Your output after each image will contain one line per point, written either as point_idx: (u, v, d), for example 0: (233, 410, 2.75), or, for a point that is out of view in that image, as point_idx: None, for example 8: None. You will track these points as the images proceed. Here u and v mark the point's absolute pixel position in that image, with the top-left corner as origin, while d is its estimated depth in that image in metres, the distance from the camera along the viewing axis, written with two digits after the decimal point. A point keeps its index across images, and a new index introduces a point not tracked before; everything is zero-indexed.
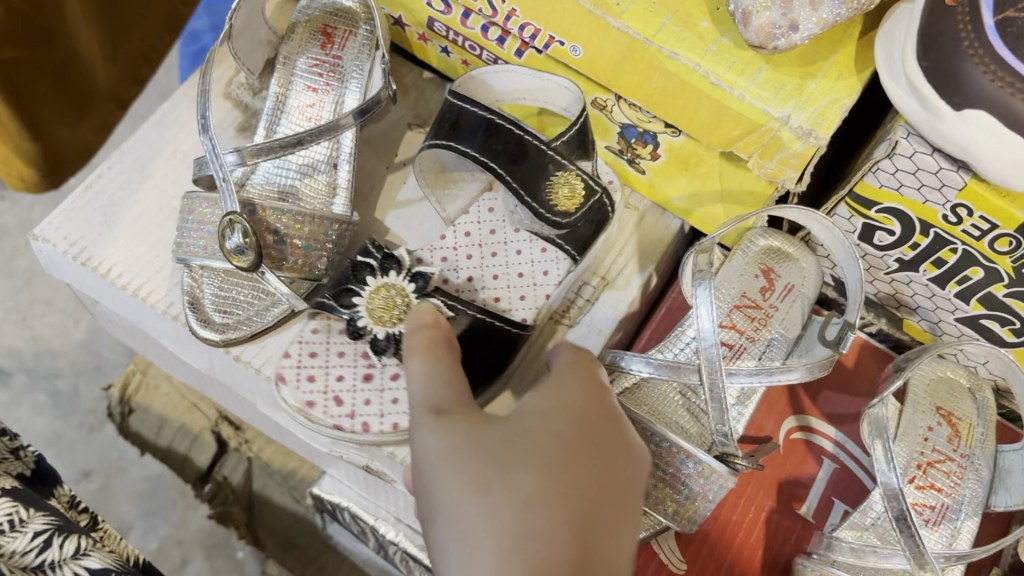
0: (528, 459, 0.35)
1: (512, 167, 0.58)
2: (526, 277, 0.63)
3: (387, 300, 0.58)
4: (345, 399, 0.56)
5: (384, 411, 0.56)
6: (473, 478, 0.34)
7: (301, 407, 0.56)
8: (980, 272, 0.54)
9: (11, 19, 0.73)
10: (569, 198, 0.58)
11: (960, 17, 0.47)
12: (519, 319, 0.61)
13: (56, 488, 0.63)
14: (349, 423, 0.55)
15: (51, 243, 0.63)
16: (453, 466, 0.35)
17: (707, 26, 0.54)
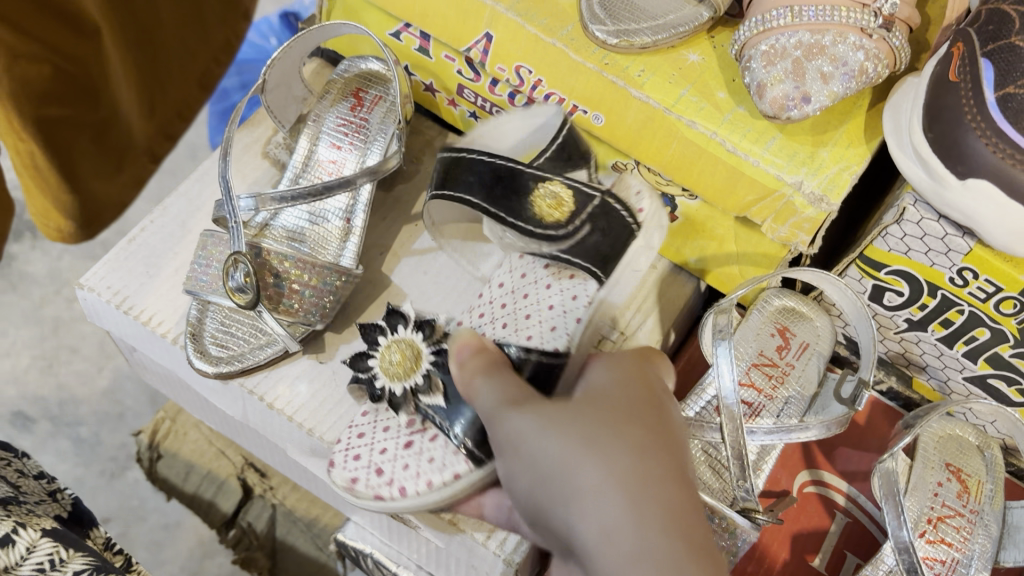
0: (617, 430, 0.39)
1: (498, 192, 0.57)
2: (556, 307, 0.57)
3: (399, 355, 0.57)
4: (386, 468, 0.54)
5: (420, 471, 0.53)
6: (579, 451, 0.38)
7: (346, 486, 0.55)
8: (986, 333, 0.56)
9: (58, 79, 0.75)
10: (556, 207, 0.55)
11: (962, 92, 0.50)
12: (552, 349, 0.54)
13: (92, 530, 0.64)
14: (388, 490, 0.53)
15: (95, 292, 0.66)
16: (557, 450, 0.39)
17: (723, 97, 0.57)
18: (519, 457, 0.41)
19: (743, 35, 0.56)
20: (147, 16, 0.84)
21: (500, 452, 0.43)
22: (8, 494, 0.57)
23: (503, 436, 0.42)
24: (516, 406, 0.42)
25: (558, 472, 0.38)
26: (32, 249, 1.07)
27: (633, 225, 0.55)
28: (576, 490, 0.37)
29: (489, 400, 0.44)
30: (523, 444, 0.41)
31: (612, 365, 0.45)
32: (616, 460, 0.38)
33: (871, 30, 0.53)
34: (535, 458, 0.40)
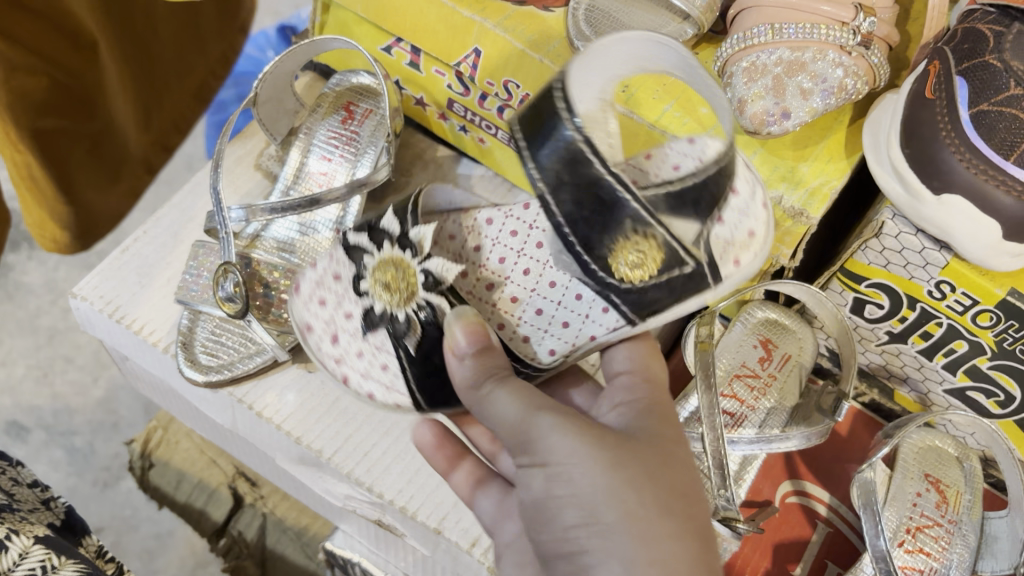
0: (671, 500, 0.39)
1: (580, 197, 0.43)
2: (582, 301, 0.52)
3: (390, 278, 0.52)
4: (342, 339, 0.53)
5: (369, 372, 0.52)
6: (643, 511, 0.38)
7: (299, 327, 0.53)
8: (964, 345, 0.57)
9: (55, 91, 0.76)
10: (640, 269, 0.43)
11: (938, 109, 0.51)
12: (545, 352, 0.53)
13: (84, 538, 0.65)
14: (333, 367, 0.52)
15: (88, 301, 0.67)
16: (617, 504, 0.38)
17: (706, 112, 0.58)
18: (565, 487, 0.39)
19: (725, 53, 0.57)
20: (144, 28, 0.85)
21: (531, 462, 0.40)
22: (1, 501, 0.58)
23: (542, 451, 0.40)
24: (559, 423, 0.40)
25: (618, 526, 0.37)
26: (29, 259, 1.08)
27: (710, 281, 0.44)
28: (635, 555, 0.37)
29: (521, 407, 0.41)
30: (577, 479, 0.39)
31: (646, 411, 0.44)
32: (668, 535, 0.38)
33: (849, 48, 0.54)
34: (591, 499, 0.38)
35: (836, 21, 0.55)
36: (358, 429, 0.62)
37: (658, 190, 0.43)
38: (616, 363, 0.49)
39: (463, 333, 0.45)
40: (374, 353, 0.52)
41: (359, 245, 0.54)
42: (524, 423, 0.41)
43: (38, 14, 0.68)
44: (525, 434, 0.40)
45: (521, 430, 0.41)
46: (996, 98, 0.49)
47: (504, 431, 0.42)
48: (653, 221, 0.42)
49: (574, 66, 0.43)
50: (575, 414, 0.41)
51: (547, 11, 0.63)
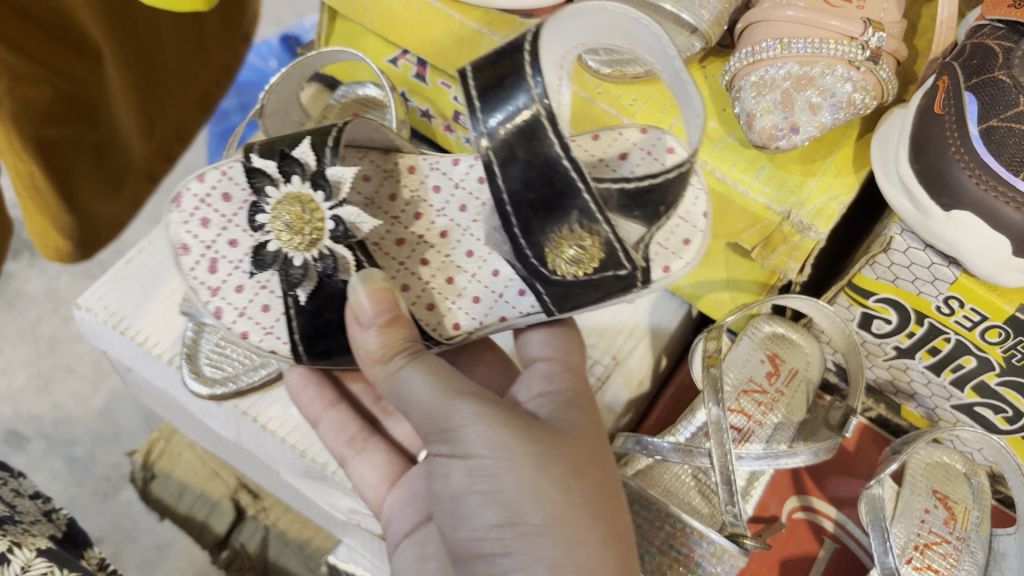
0: (593, 501, 0.41)
1: (528, 184, 0.43)
2: (499, 277, 0.53)
3: (294, 219, 0.50)
4: (221, 267, 0.52)
5: (245, 312, 0.51)
6: (569, 514, 0.39)
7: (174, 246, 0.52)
8: (972, 361, 0.57)
9: (60, 100, 0.76)
10: (576, 266, 0.44)
11: (947, 124, 0.51)
12: (450, 325, 0.53)
13: (87, 550, 0.64)
14: (206, 299, 0.51)
15: (92, 312, 0.67)
16: (543, 504, 0.39)
17: (714, 126, 0.59)
18: (483, 480, 0.40)
19: (733, 67, 0.57)
20: (147, 38, 0.85)
21: (451, 453, 0.42)
22: (3, 513, 0.58)
23: (464, 444, 0.41)
24: (482, 412, 0.41)
25: (543, 527, 0.39)
26: (30, 268, 1.08)
27: (641, 287, 0.45)
28: (559, 555, 0.38)
29: (438, 392, 0.42)
30: (501, 473, 0.40)
31: (566, 404, 0.46)
32: (593, 538, 0.39)
33: (858, 62, 0.54)
34: (513, 497, 0.39)
35: (844, 35, 0.55)
36: None
37: (613, 185, 0.43)
38: (531, 348, 0.53)
39: (370, 300, 0.46)
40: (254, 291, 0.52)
41: (264, 170, 0.50)
42: (444, 409, 0.42)
43: (43, 24, 0.68)
44: (445, 421, 0.42)
45: (439, 413, 0.42)
46: (1005, 113, 0.49)
47: (420, 415, 0.43)
48: (603, 221, 0.42)
49: (550, 30, 0.42)
50: (496, 403, 0.42)
51: None
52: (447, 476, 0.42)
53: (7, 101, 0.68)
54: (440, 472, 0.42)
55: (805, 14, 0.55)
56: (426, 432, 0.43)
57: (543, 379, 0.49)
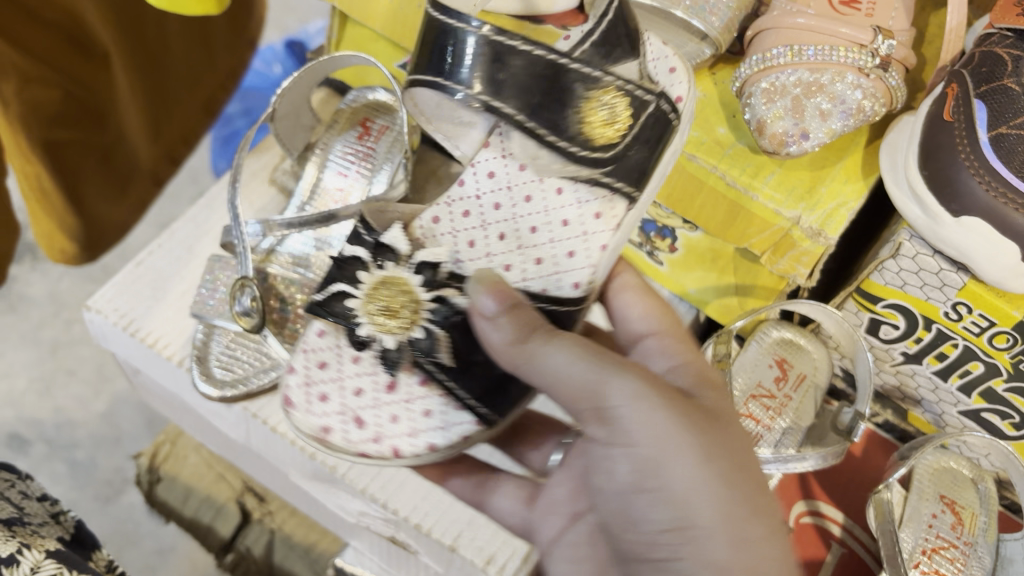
0: (758, 491, 0.37)
1: (521, 87, 0.45)
2: (573, 224, 0.48)
3: (390, 302, 0.47)
4: (367, 419, 0.45)
5: (414, 429, 0.45)
6: (738, 511, 0.36)
7: (315, 433, 0.45)
8: (980, 366, 0.57)
9: (69, 104, 0.76)
10: (613, 127, 0.46)
11: (957, 131, 0.51)
12: (572, 286, 0.47)
13: (95, 552, 0.64)
14: (376, 448, 0.44)
15: (102, 314, 0.67)
16: (714, 502, 0.35)
17: (724, 132, 0.59)
18: (655, 477, 0.36)
19: (744, 73, 0.57)
20: (155, 41, 0.85)
21: (609, 440, 0.38)
22: (12, 515, 0.58)
23: (620, 429, 0.37)
24: (640, 394, 0.37)
25: (715, 528, 0.35)
26: (33, 271, 1.08)
27: (672, 115, 0.48)
28: (729, 559, 0.35)
29: (591, 367, 0.38)
30: (669, 467, 0.36)
31: (700, 378, 0.43)
32: (761, 537, 0.36)
33: (868, 69, 0.55)
34: (686, 495, 0.36)
35: (854, 42, 0.56)
36: None
37: (585, 45, 0.48)
38: (632, 323, 0.50)
39: (490, 295, 0.42)
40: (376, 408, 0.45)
41: (337, 294, 0.48)
42: (597, 388, 0.38)
43: (55, 27, 0.69)
44: (599, 397, 0.37)
45: (594, 391, 0.38)
46: (1013, 121, 0.50)
47: (567, 393, 0.39)
48: (596, 69, 0.45)
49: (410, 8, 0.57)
50: (649, 376, 0.39)
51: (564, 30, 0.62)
52: (610, 471, 0.38)
53: (16, 103, 0.68)
54: (601, 464, 0.39)
55: (815, 22, 0.56)
56: (574, 407, 0.39)
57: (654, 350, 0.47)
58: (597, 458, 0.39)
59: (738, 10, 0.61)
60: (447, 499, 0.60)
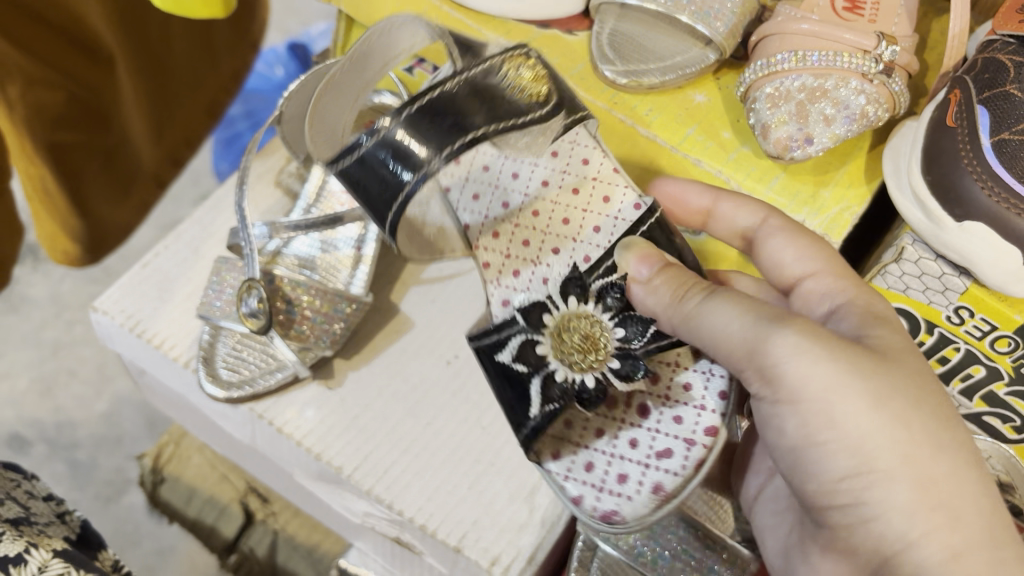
0: (940, 430, 0.39)
1: (430, 126, 0.49)
2: (575, 170, 0.57)
3: (583, 339, 0.49)
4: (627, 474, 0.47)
5: (674, 436, 0.48)
6: (918, 452, 0.38)
7: (657, 499, 0.46)
8: (982, 371, 0.55)
9: (74, 105, 0.77)
10: (530, 79, 0.51)
11: (960, 137, 0.52)
12: (635, 205, 0.55)
13: (100, 551, 0.65)
14: (671, 479, 0.46)
15: (109, 315, 0.67)
16: (894, 449, 0.38)
17: (728, 136, 0.59)
18: (827, 429, 0.39)
19: (748, 78, 0.58)
20: (158, 44, 0.86)
21: (777, 396, 0.40)
22: (19, 514, 0.58)
23: (787, 386, 0.39)
24: (799, 345, 0.39)
25: (896, 473, 0.38)
26: (34, 271, 1.08)
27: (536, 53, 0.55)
28: (913, 497, 0.38)
29: (750, 326, 0.40)
30: (840, 421, 0.38)
31: (868, 316, 0.42)
32: (943, 475, 0.38)
33: (871, 75, 0.55)
34: (862, 445, 0.38)
35: (858, 48, 0.56)
36: (377, 446, 0.62)
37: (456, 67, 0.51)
38: (787, 267, 0.48)
39: (638, 260, 0.49)
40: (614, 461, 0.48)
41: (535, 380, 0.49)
42: (756, 342, 0.40)
43: (60, 30, 0.69)
44: (762, 355, 0.40)
45: (754, 348, 0.40)
46: (1016, 127, 0.50)
47: (732, 351, 0.41)
48: (477, 67, 0.51)
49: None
50: (812, 323, 0.40)
51: (570, 34, 0.65)
52: (780, 428, 0.41)
53: (21, 104, 0.68)
54: (769, 420, 0.42)
55: (819, 28, 0.56)
56: (736, 364, 0.42)
57: (823, 297, 0.45)
58: (765, 415, 0.42)
59: (743, 16, 0.62)
60: (453, 500, 0.60)
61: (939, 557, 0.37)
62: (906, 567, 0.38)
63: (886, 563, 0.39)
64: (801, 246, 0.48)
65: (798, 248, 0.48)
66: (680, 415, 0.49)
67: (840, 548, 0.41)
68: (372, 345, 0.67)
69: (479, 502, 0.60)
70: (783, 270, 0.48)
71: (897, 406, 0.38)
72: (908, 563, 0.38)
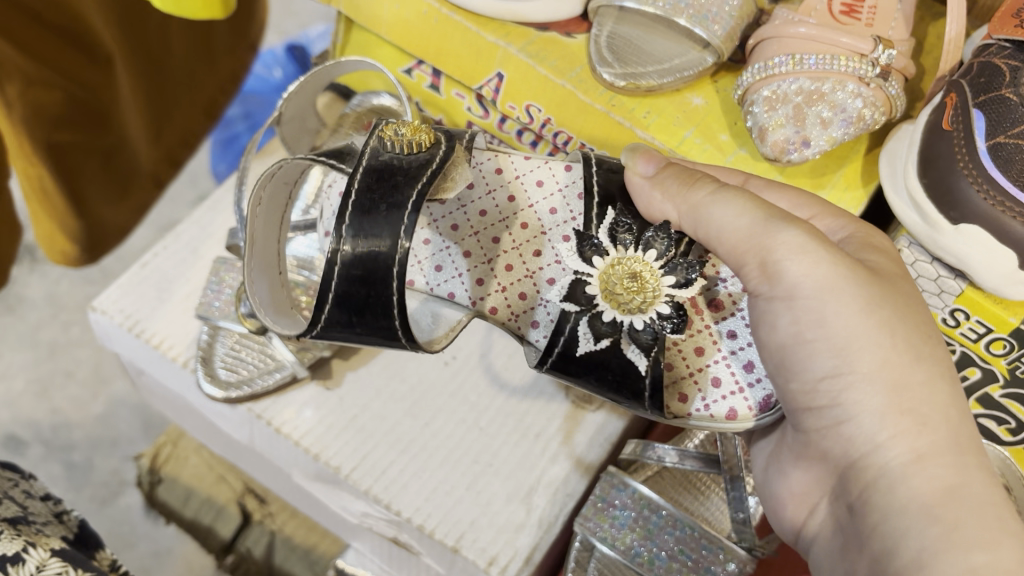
0: (920, 343, 0.41)
1: (376, 289, 0.46)
2: (499, 184, 0.58)
3: (632, 278, 0.48)
4: (718, 376, 0.52)
5: (727, 350, 0.52)
6: (897, 357, 0.40)
7: (765, 401, 0.50)
8: (977, 372, 0.57)
9: (73, 106, 0.77)
10: (412, 132, 0.48)
11: (956, 140, 0.52)
12: (564, 165, 0.57)
13: (98, 551, 0.65)
14: (745, 376, 0.51)
15: (108, 315, 0.67)
16: (875, 348, 0.40)
17: (726, 139, 0.60)
18: (819, 329, 0.41)
19: (745, 81, 0.58)
20: (157, 45, 0.86)
21: (774, 294, 0.43)
22: (16, 514, 0.58)
23: (788, 282, 0.41)
24: (804, 242, 0.41)
25: (875, 376, 0.40)
26: (31, 273, 1.08)
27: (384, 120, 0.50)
28: (887, 402, 0.40)
29: (755, 219, 0.43)
30: (831, 322, 0.41)
31: (867, 244, 0.44)
32: (921, 382, 0.40)
33: (868, 79, 0.55)
34: (849, 345, 0.41)
35: (855, 52, 0.56)
36: (374, 447, 0.62)
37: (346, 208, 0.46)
38: None
39: (644, 158, 0.50)
40: (730, 360, 0.52)
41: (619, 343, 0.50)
42: (757, 235, 0.42)
43: (60, 31, 0.69)
44: (766, 247, 0.42)
45: (759, 241, 0.42)
46: (1012, 130, 0.50)
47: (736, 245, 0.44)
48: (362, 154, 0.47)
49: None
50: (813, 228, 0.42)
51: (569, 37, 0.64)
52: (773, 325, 0.43)
53: (19, 105, 0.68)
54: (764, 318, 0.44)
55: (817, 31, 0.56)
56: (736, 258, 0.44)
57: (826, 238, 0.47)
58: (761, 312, 0.44)
59: (740, 20, 0.62)
60: (450, 501, 0.60)
61: (904, 459, 0.39)
62: (871, 469, 0.40)
63: (855, 465, 0.41)
64: (793, 198, 0.49)
65: (790, 200, 0.49)
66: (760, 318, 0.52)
67: (812, 454, 0.45)
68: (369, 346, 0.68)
69: (476, 503, 0.60)
70: None
71: (881, 310, 0.41)
72: (873, 465, 0.40)
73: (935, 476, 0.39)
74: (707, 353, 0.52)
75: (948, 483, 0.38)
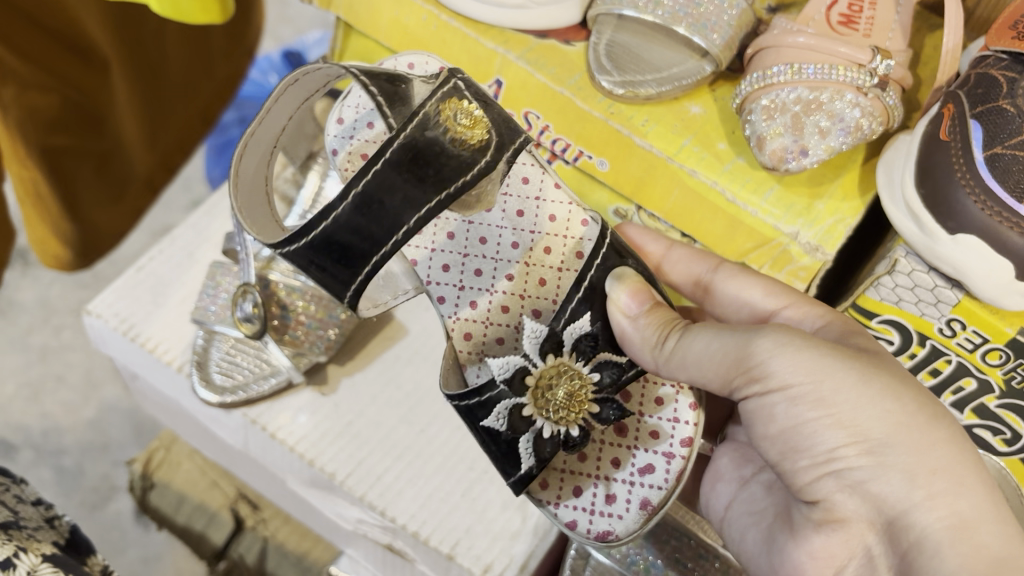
0: (929, 405, 0.41)
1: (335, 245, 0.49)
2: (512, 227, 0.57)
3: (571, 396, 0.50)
4: (601, 496, 0.52)
5: (635, 481, 0.51)
6: (914, 422, 0.40)
7: (602, 534, 0.51)
8: (972, 383, 0.56)
9: (67, 108, 0.77)
10: (471, 124, 0.49)
11: (954, 152, 0.52)
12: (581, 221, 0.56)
13: (89, 557, 0.64)
14: (624, 506, 0.51)
15: (102, 318, 0.67)
16: (884, 416, 0.40)
17: (724, 148, 0.60)
18: (817, 408, 0.41)
19: (744, 90, 0.58)
20: (152, 49, 0.86)
21: (766, 388, 0.42)
22: (7, 519, 0.58)
23: (777, 378, 0.42)
24: (782, 339, 0.42)
25: (890, 441, 0.40)
26: (24, 276, 1.08)
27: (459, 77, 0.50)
28: (912, 463, 0.40)
29: (724, 339, 0.44)
30: (830, 398, 0.41)
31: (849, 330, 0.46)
32: (939, 441, 0.40)
33: (866, 89, 0.55)
34: (858, 419, 0.40)
35: (853, 61, 0.56)
36: (370, 453, 0.62)
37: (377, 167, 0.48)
38: (757, 305, 0.52)
39: (628, 295, 0.50)
40: (600, 484, 0.52)
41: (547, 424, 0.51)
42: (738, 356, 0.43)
43: (55, 35, 0.69)
44: (745, 358, 0.43)
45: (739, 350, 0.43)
46: (1009, 141, 0.50)
47: (719, 367, 0.44)
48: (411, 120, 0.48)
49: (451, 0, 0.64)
50: (784, 325, 0.44)
51: (568, 45, 0.65)
52: (771, 414, 0.43)
53: (15, 108, 0.68)
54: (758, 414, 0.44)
55: (815, 41, 0.57)
56: (728, 379, 0.44)
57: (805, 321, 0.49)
58: (754, 406, 0.44)
59: (739, 29, 0.62)
60: (446, 508, 0.60)
61: (941, 524, 0.39)
62: (911, 530, 0.39)
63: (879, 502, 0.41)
64: (769, 284, 0.52)
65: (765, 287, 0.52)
66: (652, 464, 0.51)
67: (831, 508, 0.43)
68: (364, 353, 0.67)
69: (472, 511, 0.60)
70: (754, 307, 0.52)
71: (879, 387, 0.41)
72: (911, 526, 0.39)
73: (983, 543, 0.38)
74: (586, 464, 0.53)
75: (996, 551, 0.38)
